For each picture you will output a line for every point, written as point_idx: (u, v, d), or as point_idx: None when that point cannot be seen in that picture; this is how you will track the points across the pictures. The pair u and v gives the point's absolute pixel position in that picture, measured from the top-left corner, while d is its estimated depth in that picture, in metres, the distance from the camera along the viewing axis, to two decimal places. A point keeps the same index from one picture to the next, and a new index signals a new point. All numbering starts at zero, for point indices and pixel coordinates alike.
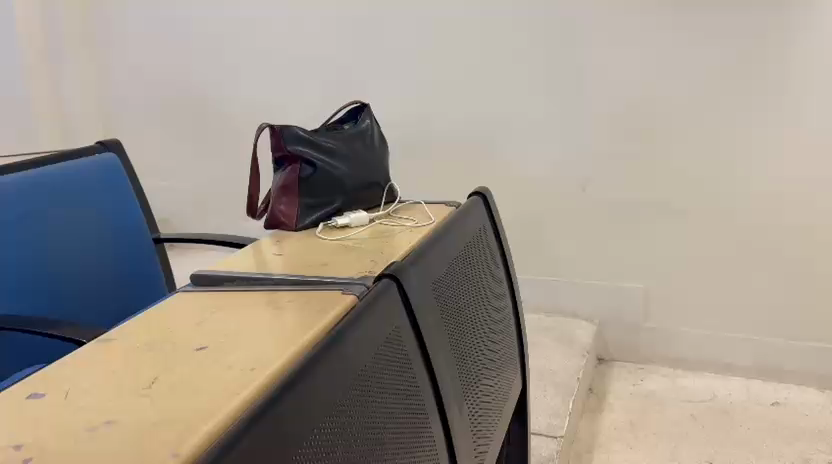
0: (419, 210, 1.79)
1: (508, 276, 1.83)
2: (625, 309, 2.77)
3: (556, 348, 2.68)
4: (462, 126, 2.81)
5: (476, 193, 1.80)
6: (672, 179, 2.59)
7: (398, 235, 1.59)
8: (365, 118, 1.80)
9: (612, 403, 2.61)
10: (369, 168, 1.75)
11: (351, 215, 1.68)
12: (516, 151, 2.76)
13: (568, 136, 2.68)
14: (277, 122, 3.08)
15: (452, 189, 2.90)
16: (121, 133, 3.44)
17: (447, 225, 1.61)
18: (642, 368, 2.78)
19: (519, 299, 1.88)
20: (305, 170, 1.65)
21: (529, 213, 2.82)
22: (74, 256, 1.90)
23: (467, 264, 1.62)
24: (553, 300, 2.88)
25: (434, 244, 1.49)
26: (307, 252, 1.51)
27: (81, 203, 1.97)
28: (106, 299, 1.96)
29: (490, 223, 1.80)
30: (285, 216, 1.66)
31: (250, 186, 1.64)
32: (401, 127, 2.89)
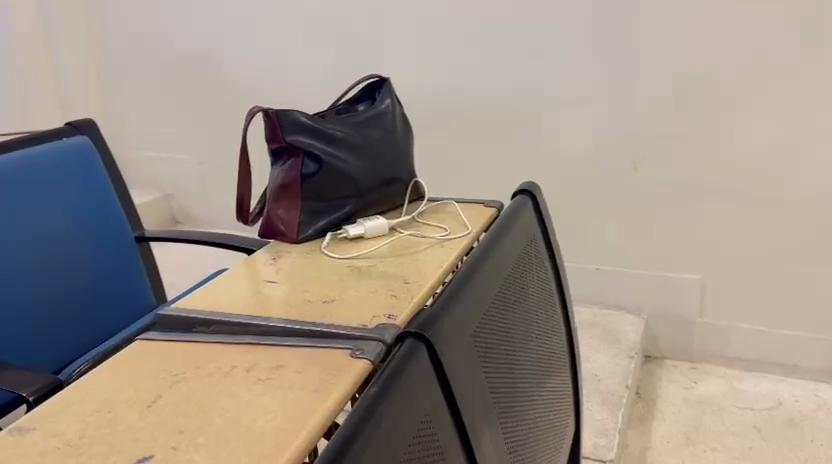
0: (451, 213, 1.44)
1: (560, 293, 1.50)
2: (675, 301, 2.36)
3: (596, 350, 2.28)
4: (487, 94, 2.40)
5: (521, 194, 1.46)
6: (737, 151, 2.15)
7: (427, 253, 1.24)
8: (385, 98, 1.45)
9: (663, 411, 2.20)
10: (389, 161, 1.40)
11: (364, 222, 1.33)
12: (552, 125, 2.34)
13: (615, 102, 2.24)
14: (284, 91, 2.73)
15: (477, 165, 2.48)
16: (118, 104, 3.11)
17: (491, 239, 1.27)
18: (696, 367, 2.37)
19: (574, 320, 1.54)
20: (309, 166, 1.31)
21: (566, 191, 2.40)
22: (58, 259, 1.62)
23: (517, 287, 1.28)
24: (592, 293, 2.47)
25: (479, 269, 1.15)
26: (309, 278, 1.17)
27: (63, 193, 1.67)
28: (96, 308, 1.69)
29: (539, 230, 1.46)
30: (284, 225, 1.33)
31: (240, 186, 1.30)
32: (418, 95, 2.50)
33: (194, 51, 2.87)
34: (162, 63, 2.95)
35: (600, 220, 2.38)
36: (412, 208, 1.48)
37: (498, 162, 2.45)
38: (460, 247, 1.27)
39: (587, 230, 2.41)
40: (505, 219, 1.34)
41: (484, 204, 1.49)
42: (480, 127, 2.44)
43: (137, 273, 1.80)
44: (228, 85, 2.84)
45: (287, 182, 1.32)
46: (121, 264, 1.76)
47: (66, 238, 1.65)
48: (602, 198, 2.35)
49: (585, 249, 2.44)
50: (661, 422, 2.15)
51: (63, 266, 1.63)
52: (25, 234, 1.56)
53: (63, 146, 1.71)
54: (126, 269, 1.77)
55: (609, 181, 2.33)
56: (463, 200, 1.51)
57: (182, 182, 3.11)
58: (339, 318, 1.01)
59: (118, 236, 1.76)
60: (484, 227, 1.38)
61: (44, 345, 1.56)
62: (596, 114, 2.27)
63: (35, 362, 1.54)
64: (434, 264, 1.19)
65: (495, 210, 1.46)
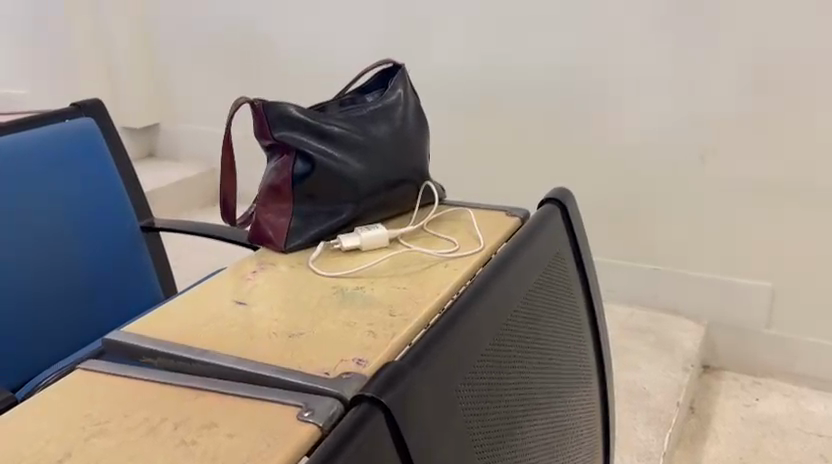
0: (466, 223, 1.25)
1: (592, 319, 1.29)
2: (739, 309, 2.10)
3: (650, 359, 2.04)
4: (545, 72, 2.16)
5: (549, 203, 1.25)
6: (821, 142, 1.87)
7: (427, 273, 1.07)
8: (397, 87, 1.27)
9: (718, 431, 1.94)
10: (396, 160, 1.23)
11: (360, 231, 1.16)
12: (614, 108, 2.09)
13: (690, 85, 1.97)
14: (323, 63, 2.58)
15: (525, 149, 2.25)
16: (168, 71, 3.02)
17: (503, 257, 1.08)
18: (760, 383, 2.10)
19: (608, 350, 1.33)
20: (301, 166, 1.15)
21: (623, 183, 2.15)
22: (59, 258, 1.52)
23: (533, 315, 1.09)
24: (648, 294, 2.22)
25: (480, 298, 0.96)
26: (286, 298, 1.01)
27: (62, 186, 1.56)
28: (100, 306, 1.59)
29: (568, 245, 1.26)
30: (273, 231, 1.18)
31: (224, 186, 1.16)
32: (468, 71, 2.28)
33: (236, 19, 2.75)
34: (212, 33, 2.84)
35: (661, 216, 2.13)
36: (423, 214, 1.30)
37: (550, 147, 2.21)
38: (468, 266, 1.09)
39: (646, 227, 2.16)
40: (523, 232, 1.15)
41: (507, 211, 1.30)
42: (533, 108, 2.20)
43: (143, 269, 1.69)
44: (272, 57, 2.70)
45: (277, 183, 1.17)
46: (125, 260, 1.65)
47: (67, 236, 1.55)
48: (664, 191, 2.10)
49: (643, 247, 2.19)
50: (714, 443, 1.90)
51: (65, 266, 1.53)
52: (22, 234, 1.46)
53: (62, 134, 1.60)
54: (131, 266, 1.66)
55: (674, 175, 2.07)
56: (483, 206, 1.33)
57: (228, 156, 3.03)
58: (302, 359, 0.85)
59: (122, 231, 1.66)
60: (501, 240, 1.19)
61: (44, 348, 1.47)
62: (668, 99, 2.01)
63: (35, 363, 1.47)
64: (430, 288, 1.02)
65: (519, 219, 1.27)
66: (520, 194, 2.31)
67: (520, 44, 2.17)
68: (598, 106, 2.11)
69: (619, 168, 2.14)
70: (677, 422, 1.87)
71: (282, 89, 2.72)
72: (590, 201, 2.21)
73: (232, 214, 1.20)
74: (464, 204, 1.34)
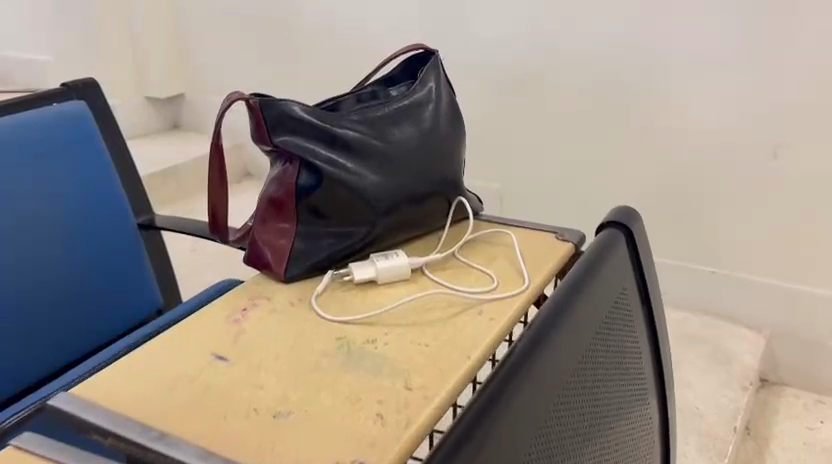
0: (506, 249, 1.03)
1: (658, 372, 1.06)
2: (809, 319, 1.82)
3: (704, 373, 1.80)
4: (603, 40, 1.88)
5: (612, 228, 1.03)
6: None
7: (456, 324, 0.85)
8: (427, 80, 1.05)
9: (778, 456, 1.68)
10: (424, 171, 1.01)
11: (376, 260, 0.95)
12: (670, 89, 1.83)
13: (761, 64, 1.70)
14: (350, 28, 2.34)
15: (565, 133, 2.01)
16: (187, 35, 2.81)
17: (563, 292, 0.85)
18: (825, 403, 1.83)
19: (673, 411, 1.10)
20: (306, 176, 0.94)
21: (682, 173, 1.88)
22: (45, 267, 1.33)
23: (598, 367, 0.86)
24: (704, 299, 1.96)
25: (541, 348, 0.72)
26: (277, 354, 0.80)
27: (53, 184, 1.37)
28: (90, 322, 1.40)
29: (635, 280, 1.02)
30: (271, 254, 0.97)
31: (214, 196, 0.96)
32: (503, 45, 2.03)
33: None
34: None
35: (727, 215, 1.86)
36: (454, 234, 1.08)
37: (592, 130, 1.97)
38: (508, 314, 0.87)
39: (706, 225, 1.89)
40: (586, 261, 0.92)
41: (556, 233, 1.07)
42: (574, 88, 1.96)
43: (141, 280, 1.49)
44: (300, 20, 2.47)
45: (278, 196, 0.96)
46: (121, 270, 1.45)
47: (46, 242, 1.34)
48: (732, 184, 1.82)
49: (700, 245, 1.92)
50: None
51: (46, 277, 1.33)
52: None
53: (55, 122, 1.40)
54: (127, 277, 1.46)
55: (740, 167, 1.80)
56: (527, 224, 1.10)
57: (247, 127, 2.82)
58: (285, 458, 0.64)
59: (118, 237, 1.46)
60: (549, 277, 0.96)
61: (24, 369, 1.28)
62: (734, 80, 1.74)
63: None
64: (460, 347, 0.80)
65: (573, 246, 1.04)
66: (557, 182, 2.07)
67: (575, 7, 1.89)
68: (647, 84, 1.85)
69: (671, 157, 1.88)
70: (733, 450, 1.62)
71: (305, 56, 2.50)
72: (637, 195, 1.96)
73: (224, 230, 0.99)
74: (505, 221, 1.11)
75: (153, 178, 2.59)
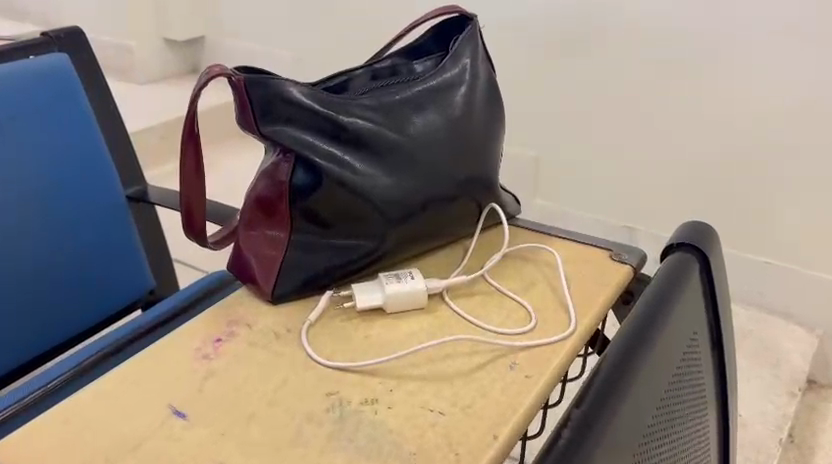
0: (547, 271, 0.83)
1: (722, 430, 0.86)
2: None
3: (745, 376, 1.60)
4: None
5: (683, 251, 0.83)
6: None
7: (482, 380, 0.66)
8: (462, 54, 0.84)
9: None
10: (451, 170, 0.81)
11: (385, 282, 0.77)
12: (684, 76, 1.66)
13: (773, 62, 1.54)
14: None
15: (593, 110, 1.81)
16: None
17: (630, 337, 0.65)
18: None
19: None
20: (302, 175, 0.75)
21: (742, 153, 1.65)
22: (22, 251, 1.07)
23: (668, 437, 0.66)
24: (752, 289, 1.73)
25: (605, 420, 0.53)
26: (251, 414, 0.63)
27: (31, 147, 1.10)
28: (78, 312, 1.16)
29: (706, 319, 0.83)
30: (260, 269, 0.79)
31: (190, 195, 0.77)
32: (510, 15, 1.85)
33: None
34: None
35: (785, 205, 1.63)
36: (484, 245, 0.88)
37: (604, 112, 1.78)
38: (549, 368, 0.68)
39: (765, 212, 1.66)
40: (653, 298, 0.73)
41: (608, 253, 0.87)
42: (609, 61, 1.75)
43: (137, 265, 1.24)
44: None
45: (269, 197, 0.77)
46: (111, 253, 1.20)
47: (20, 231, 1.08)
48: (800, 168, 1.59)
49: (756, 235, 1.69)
50: None
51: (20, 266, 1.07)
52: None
53: (38, 82, 1.12)
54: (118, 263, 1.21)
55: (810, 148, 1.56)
56: (573, 238, 0.90)
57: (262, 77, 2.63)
58: None
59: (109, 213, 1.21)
60: (600, 315, 0.77)
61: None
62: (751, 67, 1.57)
63: None
64: (485, 419, 0.62)
65: (632, 270, 0.85)
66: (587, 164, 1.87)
67: None
68: (651, 69, 1.69)
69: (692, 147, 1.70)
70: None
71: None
72: (661, 188, 1.78)
73: (205, 237, 0.80)
74: (546, 230, 0.91)
75: (168, 125, 2.38)
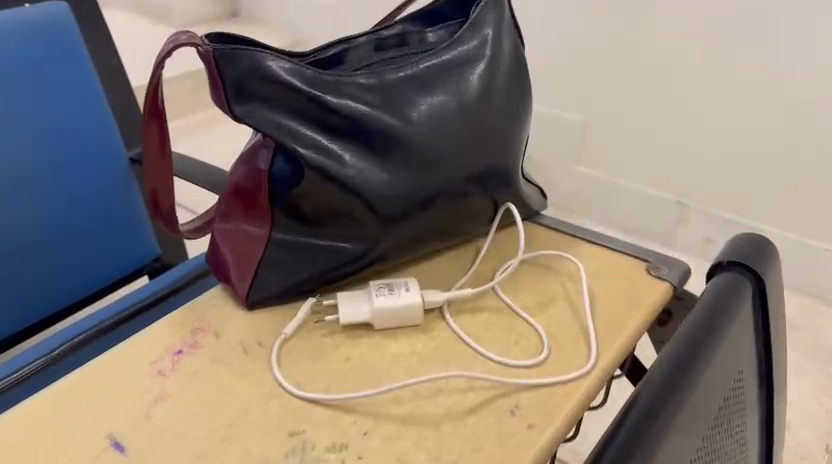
0: (569, 284, 0.71)
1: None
2: None
3: (794, 371, 1.48)
4: None
5: (734, 272, 0.69)
6: None
7: (474, 429, 0.56)
8: (484, 23, 0.71)
9: None
10: (463, 164, 0.69)
11: (375, 293, 0.65)
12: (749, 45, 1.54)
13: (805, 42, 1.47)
14: None
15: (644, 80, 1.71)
16: None
17: (663, 381, 0.52)
18: None
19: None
20: (283, 164, 0.64)
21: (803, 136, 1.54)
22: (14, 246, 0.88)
23: None
24: (812, 279, 1.64)
25: None
26: (200, 455, 0.54)
27: (30, 132, 0.89)
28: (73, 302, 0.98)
29: (754, 353, 0.70)
30: (235, 267, 0.69)
31: (156, 177, 0.66)
32: None
33: None
34: None
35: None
36: (499, 247, 0.76)
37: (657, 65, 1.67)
38: (558, 417, 0.57)
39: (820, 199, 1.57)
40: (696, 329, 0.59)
41: (644, 266, 0.74)
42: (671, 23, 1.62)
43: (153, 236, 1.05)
44: None
45: (247, 187, 0.67)
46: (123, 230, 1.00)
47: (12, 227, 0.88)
48: None
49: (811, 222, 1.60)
50: None
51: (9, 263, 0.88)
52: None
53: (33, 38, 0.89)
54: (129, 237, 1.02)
55: None
56: (605, 244, 0.77)
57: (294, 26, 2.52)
58: None
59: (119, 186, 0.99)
60: (629, 345, 0.65)
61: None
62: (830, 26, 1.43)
63: None
64: None
65: (672, 287, 0.72)
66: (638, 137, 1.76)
67: None
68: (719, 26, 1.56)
69: (753, 106, 1.58)
70: None
71: None
72: (714, 161, 1.67)
73: (176, 223, 0.70)
74: (574, 232, 0.79)
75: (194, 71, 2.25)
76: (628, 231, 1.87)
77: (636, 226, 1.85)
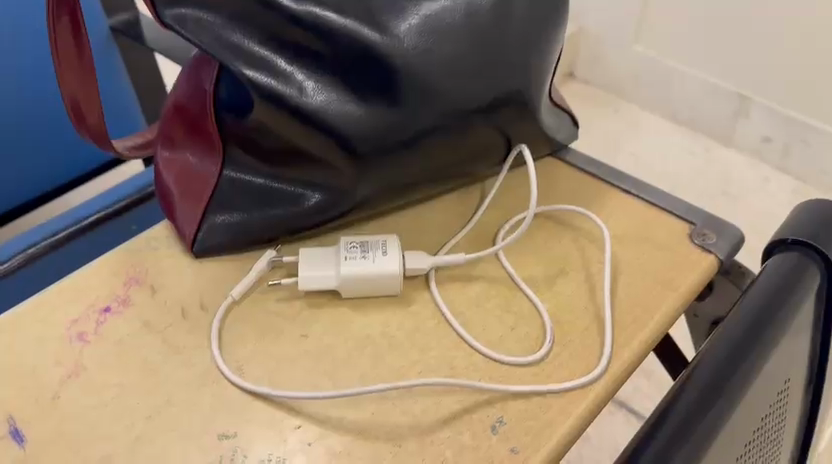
0: (590, 252, 0.58)
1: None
2: None
3: None
4: None
5: (799, 255, 0.52)
6: None
7: (441, 449, 0.45)
8: None
9: None
10: (468, 94, 0.53)
11: (344, 256, 0.53)
12: None
13: None
14: None
15: None
16: None
17: (689, 409, 0.39)
18: None
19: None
20: (229, 86, 0.50)
21: None
22: None
23: None
24: None
25: None
26: (107, 456, 0.45)
27: None
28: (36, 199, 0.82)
29: (809, 356, 0.56)
30: (179, 204, 0.56)
31: (77, 85, 0.52)
32: None
33: None
34: None
35: None
36: (510, 192, 0.62)
37: None
38: (550, 439, 0.46)
39: None
40: (751, 322, 0.45)
41: (686, 231, 0.60)
42: None
43: (149, 104, 0.88)
44: None
45: (189, 108, 0.53)
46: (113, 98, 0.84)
47: None
48: None
49: None
50: None
51: None
52: None
53: None
54: (122, 104, 0.85)
55: None
56: (645, 198, 0.62)
57: None
58: None
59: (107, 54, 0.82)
60: (655, 339, 0.52)
61: None
62: None
63: None
64: None
65: (718, 263, 0.58)
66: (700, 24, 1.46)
67: None
68: None
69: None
70: None
71: None
72: None
73: (109, 141, 0.57)
74: (608, 180, 0.64)
75: None
76: (683, 123, 1.60)
77: (691, 117, 1.58)
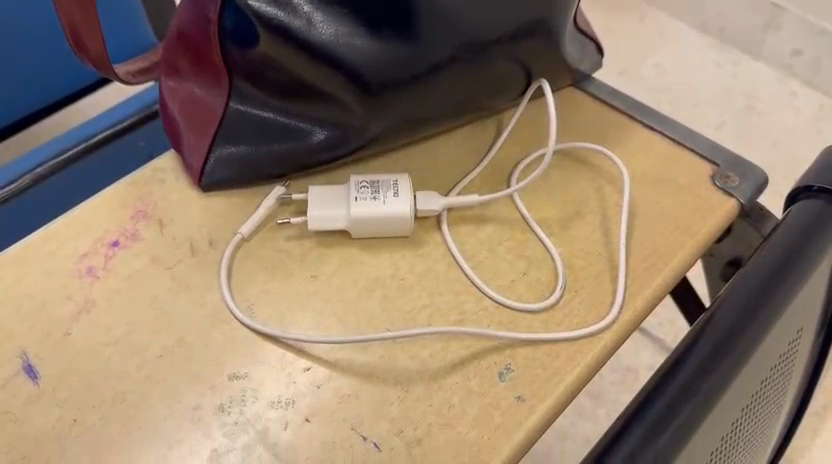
0: (607, 191, 0.56)
1: (790, 415, 0.63)
2: None
3: None
4: None
5: (827, 205, 0.44)
6: None
7: (448, 394, 0.46)
8: None
9: None
10: (484, 25, 0.51)
11: (354, 196, 0.51)
12: None
13: None
14: None
15: None
16: None
17: (694, 371, 0.37)
18: None
19: (782, 452, 0.70)
20: (235, 17, 0.47)
21: None
22: None
23: None
24: None
25: None
26: (121, 393, 0.46)
27: None
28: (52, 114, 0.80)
29: (826, 305, 0.53)
30: (185, 136, 0.54)
31: (76, 11, 0.49)
32: None
33: None
34: None
35: None
36: (527, 127, 0.59)
37: None
38: (558, 387, 0.46)
39: None
40: (763, 284, 0.40)
41: (708, 172, 0.57)
42: None
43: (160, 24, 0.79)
44: None
45: (193, 38, 0.50)
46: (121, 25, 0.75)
47: None
48: None
49: None
50: None
51: None
52: None
53: None
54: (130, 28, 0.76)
55: None
56: (670, 136, 0.59)
57: None
58: None
59: None
60: (670, 284, 0.51)
61: None
62: None
63: None
64: None
65: (738, 207, 0.56)
66: None
67: None
68: None
69: None
70: None
71: None
72: None
73: (111, 66, 0.54)
74: (632, 114, 0.61)
75: None
76: (711, 33, 1.51)
77: (721, 27, 1.49)
